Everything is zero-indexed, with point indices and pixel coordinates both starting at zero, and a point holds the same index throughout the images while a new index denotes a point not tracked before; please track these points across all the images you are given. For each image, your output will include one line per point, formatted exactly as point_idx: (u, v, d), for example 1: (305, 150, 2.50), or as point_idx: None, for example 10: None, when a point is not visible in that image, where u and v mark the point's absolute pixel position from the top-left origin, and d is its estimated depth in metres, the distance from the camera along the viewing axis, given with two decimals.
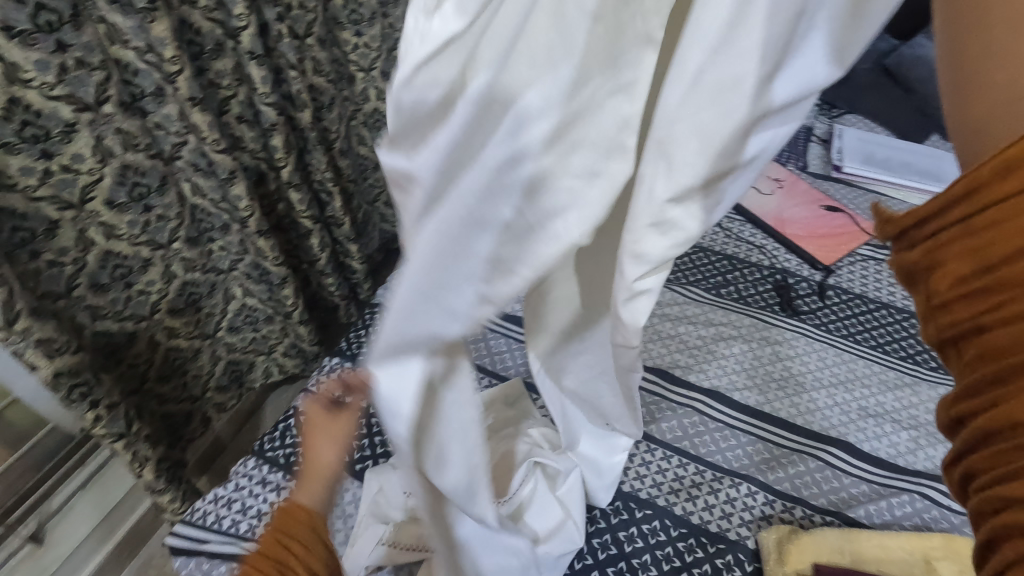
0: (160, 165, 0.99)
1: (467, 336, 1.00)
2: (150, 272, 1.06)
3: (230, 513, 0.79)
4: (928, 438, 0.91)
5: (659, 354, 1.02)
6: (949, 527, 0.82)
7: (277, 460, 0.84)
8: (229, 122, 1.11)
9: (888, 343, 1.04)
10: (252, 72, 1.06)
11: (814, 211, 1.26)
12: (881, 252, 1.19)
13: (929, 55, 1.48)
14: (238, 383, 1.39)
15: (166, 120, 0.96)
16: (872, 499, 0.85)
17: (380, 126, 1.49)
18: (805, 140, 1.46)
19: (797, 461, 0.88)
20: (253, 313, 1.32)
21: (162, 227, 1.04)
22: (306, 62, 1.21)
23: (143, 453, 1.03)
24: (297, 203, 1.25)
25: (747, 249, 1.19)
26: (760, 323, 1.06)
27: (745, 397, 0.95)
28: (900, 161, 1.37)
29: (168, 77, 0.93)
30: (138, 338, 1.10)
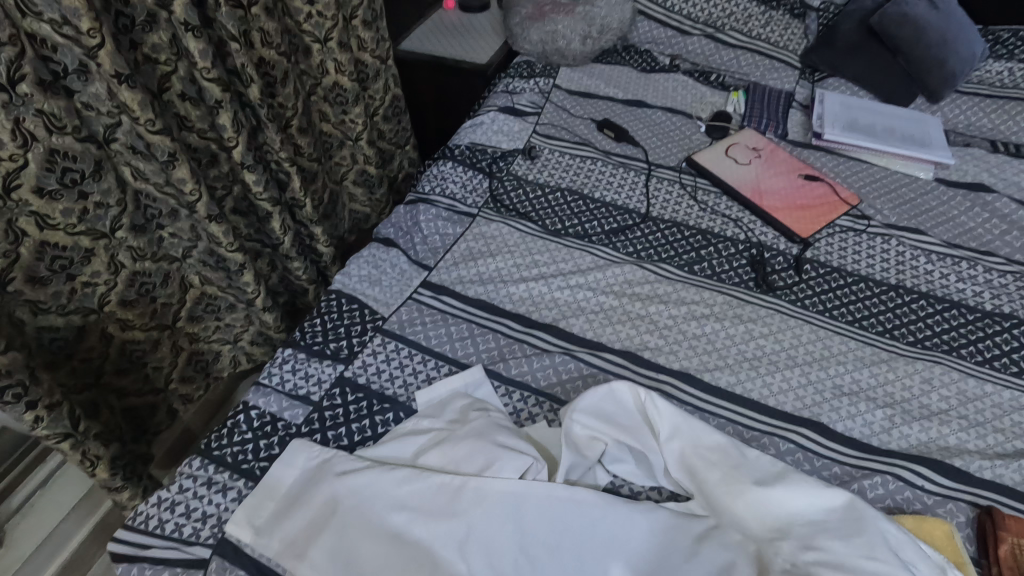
0: (93, 148, 0.93)
1: (428, 322, 0.96)
2: (94, 263, 1.01)
3: (173, 517, 0.76)
4: (903, 417, 0.88)
5: (629, 335, 0.97)
6: (923, 509, 0.78)
7: (223, 459, 0.81)
8: (170, 100, 1.03)
9: (864, 317, 1.00)
10: (189, 45, 0.97)
11: (793, 181, 1.21)
12: (860, 223, 1.15)
13: (914, 13, 1.40)
14: (204, 373, 1.35)
15: (95, 99, 0.89)
16: (846, 481, 0.81)
17: (342, 101, 1.40)
18: (785, 106, 1.41)
19: (768, 444, 0.84)
20: (213, 301, 1.27)
21: (102, 215, 0.98)
22: (252, 34, 1.13)
23: (93, 452, 1.01)
24: (252, 184, 1.17)
25: (722, 223, 1.15)
26: (734, 301, 1.02)
27: (715, 377, 0.92)
28: (883, 127, 1.31)
29: (89, 52, 0.85)
30: (88, 331, 1.06)
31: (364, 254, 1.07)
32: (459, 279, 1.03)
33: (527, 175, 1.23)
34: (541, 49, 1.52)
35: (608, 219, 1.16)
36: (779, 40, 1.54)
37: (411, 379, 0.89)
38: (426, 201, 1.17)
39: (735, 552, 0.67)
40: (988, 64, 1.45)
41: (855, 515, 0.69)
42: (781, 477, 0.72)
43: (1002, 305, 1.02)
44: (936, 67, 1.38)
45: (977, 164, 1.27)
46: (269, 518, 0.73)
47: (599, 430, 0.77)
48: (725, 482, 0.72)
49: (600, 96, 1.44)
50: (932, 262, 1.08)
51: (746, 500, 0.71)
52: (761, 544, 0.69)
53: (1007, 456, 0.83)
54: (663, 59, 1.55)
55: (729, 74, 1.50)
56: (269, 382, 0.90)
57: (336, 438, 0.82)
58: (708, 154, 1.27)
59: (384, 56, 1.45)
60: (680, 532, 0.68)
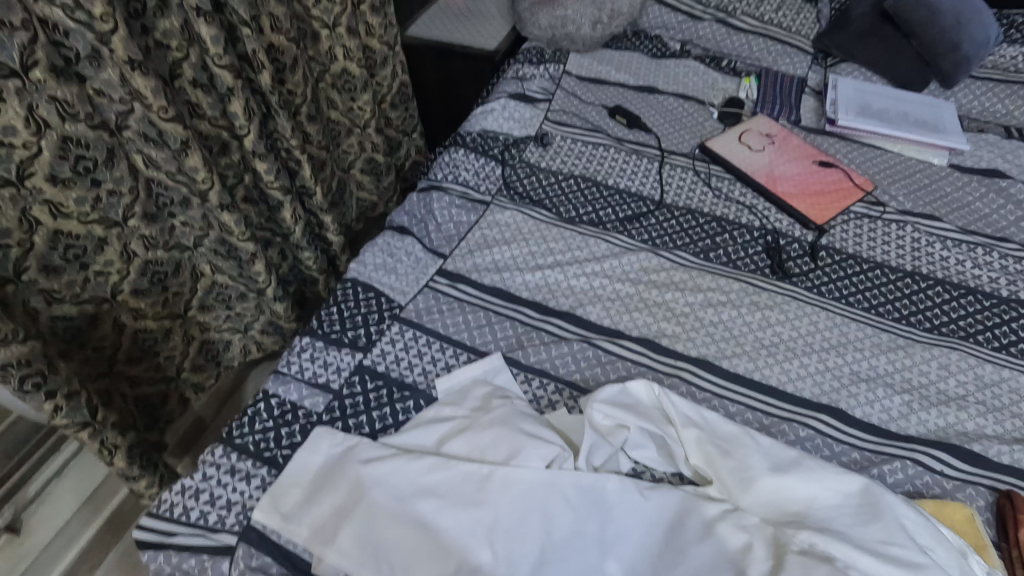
0: (105, 136, 0.92)
1: (445, 310, 0.96)
2: (107, 251, 1.00)
3: (197, 504, 0.76)
4: (921, 402, 0.88)
5: (645, 323, 0.97)
6: (942, 493, 0.79)
7: (245, 448, 0.81)
8: (181, 87, 1.02)
9: (881, 304, 1.00)
10: (201, 31, 0.96)
11: (808, 167, 1.21)
12: (875, 209, 1.15)
13: None
14: (215, 363, 1.35)
15: (107, 85, 0.88)
16: (865, 466, 0.81)
17: (351, 88, 1.39)
18: (798, 92, 1.40)
19: (788, 430, 0.85)
20: (224, 290, 1.26)
21: (114, 203, 0.97)
22: (261, 19, 1.12)
23: (111, 441, 1.01)
24: (264, 172, 1.16)
25: (736, 210, 1.15)
26: (750, 288, 1.02)
27: (734, 364, 0.92)
28: (897, 112, 1.31)
29: (102, 37, 0.84)
30: (101, 321, 1.05)
31: (377, 242, 1.07)
32: (474, 267, 1.03)
33: (540, 162, 1.23)
34: (550, 34, 1.50)
35: (622, 206, 1.15)
36: (791, 24, 1.52)
37: (430, 367, 0.89)
38: (439, 189, 1.17)
39: (749, 536, 0.66)
40: (1002, 49, 1.44)
41: (872, 500, 0.69)
42: (797, 463, 0.72)
43: (1018, 291, 1.02)
44: (950, 52, 1.36)
45: (991, 150, 1.26)
46: (296, 504, 0.73)
47: (621, 418, 0.77)
48: (739, 469, 0.72)
49: (611, 82, 1.43)
50: (947, 248, 1.08)
51: (761, 486, 0.71)
52: (778, 527, 0.68)
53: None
54: (674, 45, 1.53)
55: (740, 61, 1.49)
56: (287, 370, 0.90)
57: (357, 426, 0.82)
58: (721, 140, 1.26)
59: (392, 42, 1.43)
60: (694, 517, 0.68)
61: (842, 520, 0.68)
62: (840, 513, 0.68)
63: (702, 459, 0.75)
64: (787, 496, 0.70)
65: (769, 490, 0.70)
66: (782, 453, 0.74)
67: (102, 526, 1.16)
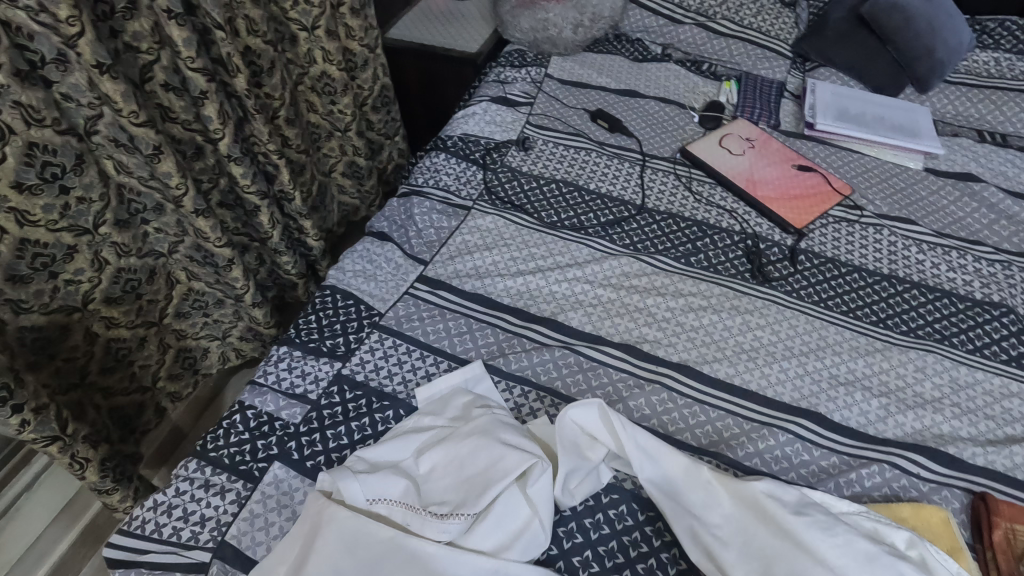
0: (73, 141, 0.89)
1: (425, 317, 0.95)
2: (77, 260, 0.97)
3: (170, 521, 0.74)
4: (898, 405, 0.89)
5: (627, 328, 0.97)
6: (919, 496, 0.79)
7: (219, 461, 0.79)
8: (153, 90, 1.00)
9: (859, 308, 1.01)
10: (173, 33, 0.94)
11: (787, 171, 1.22)
12: (853, 213, 1.16)
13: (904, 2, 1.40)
14: (193, 370, 1.33)
15: (74, 90, 0.85)
16: (844, 471, 0.81)
17: (330, 91, 1.37)
18: (777, 97, 1.41)
19: (767, 435, 0.85)
20: (200, 297, 1.24)
21: (84, 210, 0.94)
22: (237, 22, 1.10)
23: (82, 455, 0.98)
24: (240, 177, 1.14)
25: (717, 214, 1.15)
26: (731, 292, 1.03)
27: (714, 369, 0.92)
28: (874, 117, 1.32)
29: (68, 41, 0.81)
30: (72, 331, 1.02)
31: (357, 249, 1.06)
32: (455, 273, 1.02)
33: (521, 166, 1.22)
34: (532, 38, 1.50)
35: (604, 211, 1.15)
36: (769, 29, 1.53)
37: (410, 376, 0.88)
38: (420, 194, 1.16)
39: None
40: (975, 54, 1.46)
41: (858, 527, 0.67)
42: (771, 496, 0.69)
43: (991, 293, 1.03)
44: (924, 57, 1.39)
45: (965, 154, 1.28)
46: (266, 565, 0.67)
47: (586, 436, 0.75)
48: (723, 516, 0.69)
49: (592, 86, 1.43)
50: (923, 251, 1.10)
51: (752, 528, 0.67)
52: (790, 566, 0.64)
53: (998, 443, 0.85)
54: (655, 49, 1.53)
55: (721, 64, 1.49)
56: (264, 381, 0.88)
57: (335, 438, 0.81)
58: (702, 145, 1.26)
59: (373, 44, 1.42)
60: None
61: (847, 544, 0.65)
62: (834, 535, 0.66)
63: (686, 521, 0.70)
64: (782, 530, 0.66)
65: (760, 530, 0.67)
66: (765, 494, 0.69)
67: (82, 529, 1.16)
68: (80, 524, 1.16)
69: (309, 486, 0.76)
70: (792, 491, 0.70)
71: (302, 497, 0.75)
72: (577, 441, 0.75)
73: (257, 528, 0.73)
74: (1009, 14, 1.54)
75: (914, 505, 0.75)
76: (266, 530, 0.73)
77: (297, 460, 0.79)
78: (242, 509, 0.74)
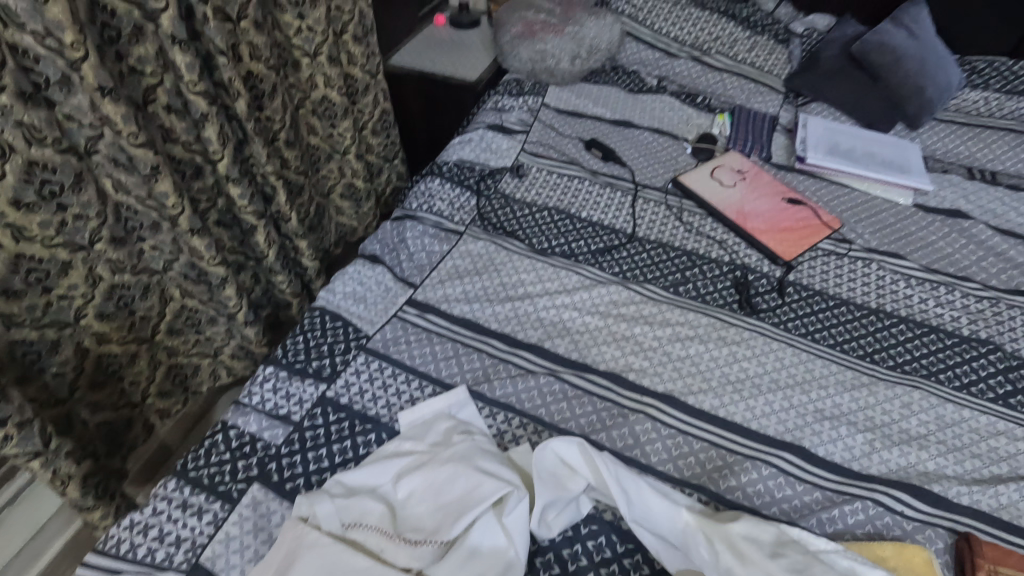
0: (73, 160, 0.91)
1: (412, 340, 0.96)
2: (71, 275, 0.98)
3: (146, 541, 0.74)
4: (883, 441, 0.88)
5: (614, 357, 0.97)
6: (902, 535, 0.78)
7: (199, 481, 0.79)
8: (155, 112, 1.02)
9: (845, 341, 1.02)
10: (177, 58, 0.96)
11: (777, 203, 1.23)
12: (841, 247, 1.17)
13: (894, 42, 1.43)
14: (183, 388, 1.33)
15: (77, 111, 0.88)
16: (827, 507, 0.81)
17: (331, 115, 1.40)
18: (770, 130, 1.43)
19: (750, 468, 0.84)
20: (193, 314, 1.25)
21: (80, 227, 0.95)
22: (240, 48, 1.13)
23: (65, 470, 0.98)
24: (237, 197, 1.16)
25: (707, 244, 1.16)
26: (719, 322, 1.03)
27: (699, 400, 0.92)
28: (865, 152, 1.34)
29: (73, 65, 0.84)
30: (62, 346, 1.03)
31: (349, 271, 1.07)
32: (444, 297, 1.03)
33: (515, 193, 1.24)
34: (530, 68, 1.53)
35: (594, 239, 1.16)
36: (763, 64, 1.56)
37: (394, 399, 0.88)
38: (413, 218, 1.17)
39: None
40: (965, 93, 1.49)
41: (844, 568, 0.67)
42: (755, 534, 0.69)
43: (979, 330, 1.04)
44: (914, 96, 1.41)
45: (954, 191, 1.30)
46: None
47: (566, 469, 0.74)
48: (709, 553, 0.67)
49: (587, 116, 1.46)
50: (911, 287, 1.10)
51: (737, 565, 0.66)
52: None
53: (983, 483, 0.84)
54: (651, 81, 1.57)
55: (715, 97, 1.52)
56: (248, 401, 0.88)
57: (316, 460, 0.81)
58: (694, 176, 1.28)
59: (374, 71, 1.45)
60: None
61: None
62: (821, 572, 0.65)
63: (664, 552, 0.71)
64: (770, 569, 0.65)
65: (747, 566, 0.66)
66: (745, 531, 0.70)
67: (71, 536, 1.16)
68: (70, 530, 1.15)
69: (287, 509, 0.76)
70: (769, 530, 0.70)
71: (279, 520, 0.75)
72: (556, 474, 0.73)
73: (232, 550, 0.72)
74: (998, 55, 1.57)
75: (905, 546, 0.74)
76: (241, 553, 0.72)
77: (277, 482, 0.78)
78: (218, 531, 0.74)
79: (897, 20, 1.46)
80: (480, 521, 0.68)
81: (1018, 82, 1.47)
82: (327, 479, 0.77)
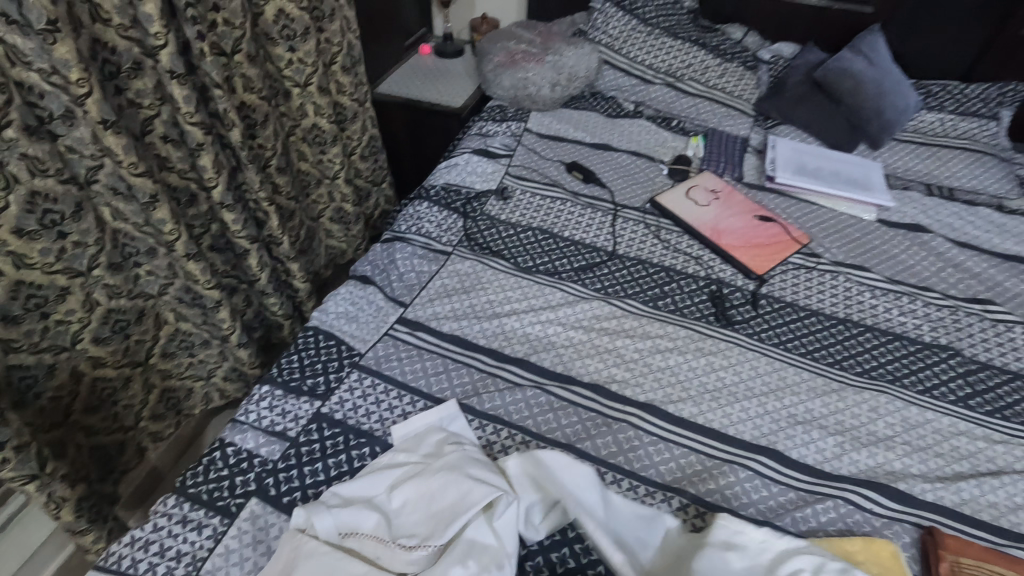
0: (74, 190, 0.95)
1: (403, 357, 1.00)
2: (69, 301, 1.00)
3: (147, 556, 0.76)
4: (852, 443, 0.93)
5: (597, 368, 1.02)
6: (871, 530, 0.83)
7: (198, 497, 0.81)
8: (153, 142, 1.06)
9: (816, 350, 1.07)
10: (174, 91, 1.00)
11: (749, 220, 1.29)
12: (810, 261, 1.24)
13: (854, 69, 1.52)
14: (176, 411, 1.35)
15: (79, 143, 0.91)
16: (800, 506, 0.85)
17: (321, 142, 1.44)
18: (741, 152, 1.51)
19: (728, 472, 0.88)
20: (186, 337, 1.28)
21: (80, 253, 0.98)
22: (234, 80, 1.17)
23: (60, 493, 0.99)
24: (231, 223, 1.20)
25: (684, 260, 1.22)
26: (696, 334, 1.08)
27: (679, 408, 0.96)
28: (830, 171, 1.42)
29: (76, 100, 0.88)
30: (58, 370, 1.05)
31: (341, 291, 1.11)
32: (434, 314, 1.07)
33: (500, 215, 1.29)
34: (512, 94, 1.60)
35: (577, 257, 1.21)
36: (733, 88, 1.64)
37: (387, 414, 0.91)
38: (402, 240, 1.22)
39: None
40: (922, 114, 1.58)
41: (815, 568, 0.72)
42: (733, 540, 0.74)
43: (940, 337, 1.10)
44: (874, 118, 1.50)
45: (914, 206, 1.38)
46: None
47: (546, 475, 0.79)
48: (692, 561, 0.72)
49: (569, 140, 1.52)
50: (876, 297, 1.17)
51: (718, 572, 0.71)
52: None
53: (946, 480, 0.89)
54: (628, 106, 1.64)
55: (689, 121, 1.60)
56: (245, 419, 0.91)
57: (312, 474, 0.84)
58: (670, 195, 1.35)
59: (362, 99, 1.51)
60: None
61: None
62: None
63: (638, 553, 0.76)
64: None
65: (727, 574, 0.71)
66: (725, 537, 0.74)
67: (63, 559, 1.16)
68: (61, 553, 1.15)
69: (285, 521, 0.79)
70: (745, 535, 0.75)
71: (278, 533, 0.78)
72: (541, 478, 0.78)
73: (232, 563, 0.75)
74: (951, 78, 1.67)
75: (873, 540, 0.78)
76: (241, 565, 0.75)
77: (275, 496, 0.81)
78: (218, 544, 0.76)
79: (855, 48, 1.56)
80: (470, 525, 0.71)
81: (970, 104, 1.57)
82: (323, 492, 0.80)
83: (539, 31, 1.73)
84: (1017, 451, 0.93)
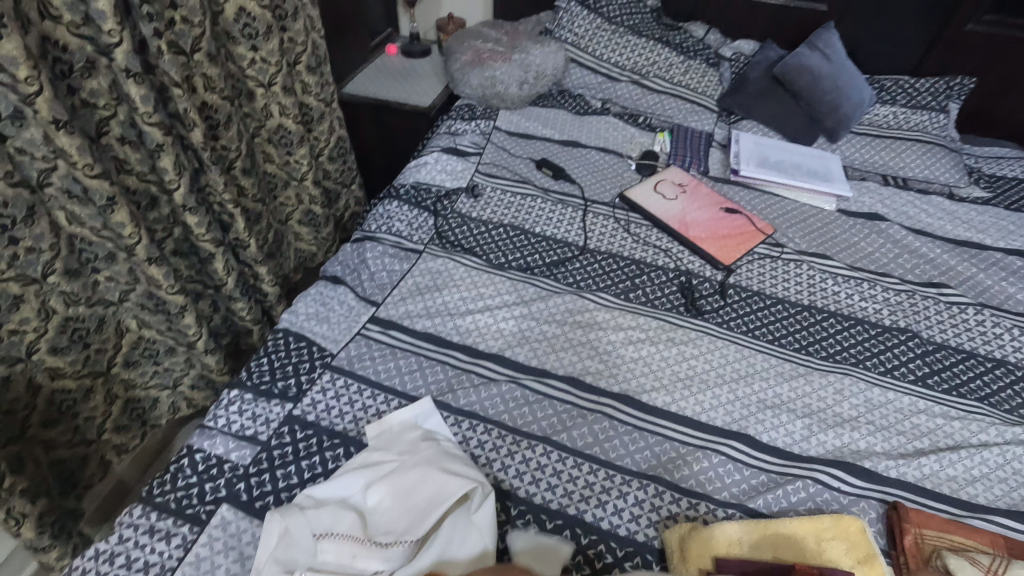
0: (25, 193, 0.91)
1: (376, 356, 0.99)
2: (23, 310, 0.96)
3: (112, 569, 0.73)
4: (819, 425, 0.96)
5: (571, 361, 1.02)
6: (840, 508, 0.85)
7: (166, 506, 0.79)
8: (109, 144, 1.03)
9: (783, 336, 1.10)
10: (130, 90, 0.97)
11: (715, 213, 1.32)
12: (775, 250, 1.27)
13: (811, 64, 1.56)
14: (141, 421, 1.31)
15: (29, 144, 0.88)
16: (771, 487, 0.87)
17: (287, 142, 1.42)
18: (706, 146, 1.54)
19: (701, 457, 0.90)
20: (151, 344, 1.24)
21: (33, 260, 0.94)
22: (194, 79, 1.14)
23: (17, 510, 0.95)
24: (194, 226, 1.16)
25: (653, 253, 1.24)
26: (668, 324, 1.10)
27: (653, 398, 0.97)
28: (792, 165, 1.46)
29: (26, 99, 0.84)
30: (13, 381, 1.00)
31: (311, 293, 1.09)
32: (406, 313, 1.06)
33: (471, 213, 1.29)
34: (480, 93, 1.61)
35: (548, 252, 1.22)
36: (697, 86, 1.68)
37: (361, 413, 0.91)
38: (373, 239, 1.21)
39: None
40: (876, 108, 1.64)
41: None
42: None
43: (899, 320, 1.14)
44: (831, 112, 1.55)
45: (871, 196, 1.43)
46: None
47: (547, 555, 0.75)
48: None
49: (537, 138, 1.53)
50: (838, 284, 1.20)
51: None
52: None
53: (909, 456, 0.93)
54: (595, 103, 1.66)
55: (655, 117, 1.63)
56: (213, 424, 0.89)
57: (286, 477, 0.82)
58: (639, 190, 1.37)
59: (328, 99, 1.49)
60: None
61: None
62: None
63: None
64: None
65: None
66: None
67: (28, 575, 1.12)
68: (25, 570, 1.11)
69: (258, 526, 0.77)
70: None
71: (251, 538, 0.76)
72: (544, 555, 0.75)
73: (203, 571, 0.73)
74: (902, 73, 1.74)
75: (842, 519, 0.80)
76: (213, 573, 0.73)
77: (246, 502, 0.80)
78: (188, 553, 0.74)
79: (811, 44, 1.60)
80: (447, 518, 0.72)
81: (922, 98, 1.62)
82: (295, 496, 0.79)
83: (505, 31, 1.74)
84: (973, 426, 0.97)
